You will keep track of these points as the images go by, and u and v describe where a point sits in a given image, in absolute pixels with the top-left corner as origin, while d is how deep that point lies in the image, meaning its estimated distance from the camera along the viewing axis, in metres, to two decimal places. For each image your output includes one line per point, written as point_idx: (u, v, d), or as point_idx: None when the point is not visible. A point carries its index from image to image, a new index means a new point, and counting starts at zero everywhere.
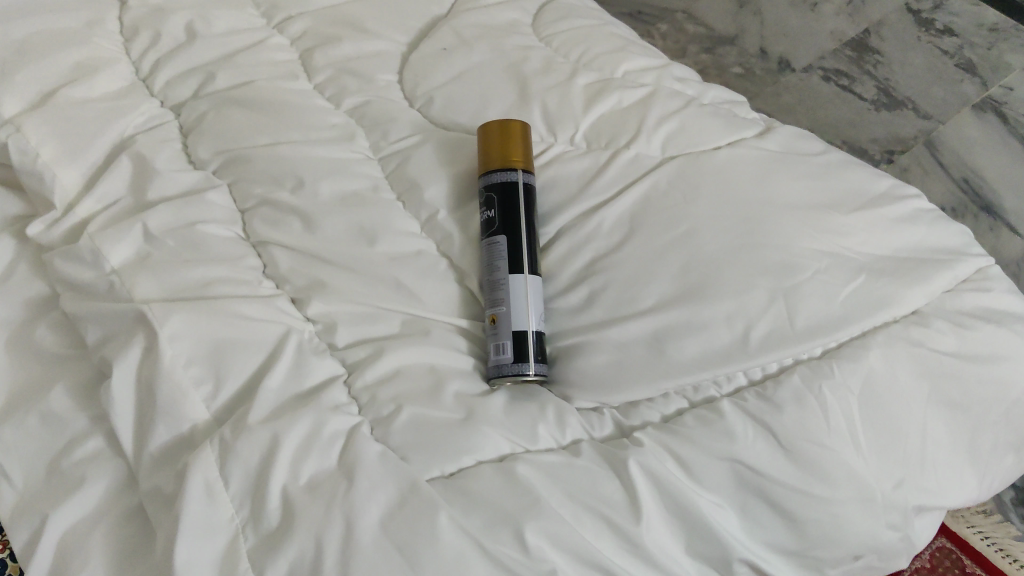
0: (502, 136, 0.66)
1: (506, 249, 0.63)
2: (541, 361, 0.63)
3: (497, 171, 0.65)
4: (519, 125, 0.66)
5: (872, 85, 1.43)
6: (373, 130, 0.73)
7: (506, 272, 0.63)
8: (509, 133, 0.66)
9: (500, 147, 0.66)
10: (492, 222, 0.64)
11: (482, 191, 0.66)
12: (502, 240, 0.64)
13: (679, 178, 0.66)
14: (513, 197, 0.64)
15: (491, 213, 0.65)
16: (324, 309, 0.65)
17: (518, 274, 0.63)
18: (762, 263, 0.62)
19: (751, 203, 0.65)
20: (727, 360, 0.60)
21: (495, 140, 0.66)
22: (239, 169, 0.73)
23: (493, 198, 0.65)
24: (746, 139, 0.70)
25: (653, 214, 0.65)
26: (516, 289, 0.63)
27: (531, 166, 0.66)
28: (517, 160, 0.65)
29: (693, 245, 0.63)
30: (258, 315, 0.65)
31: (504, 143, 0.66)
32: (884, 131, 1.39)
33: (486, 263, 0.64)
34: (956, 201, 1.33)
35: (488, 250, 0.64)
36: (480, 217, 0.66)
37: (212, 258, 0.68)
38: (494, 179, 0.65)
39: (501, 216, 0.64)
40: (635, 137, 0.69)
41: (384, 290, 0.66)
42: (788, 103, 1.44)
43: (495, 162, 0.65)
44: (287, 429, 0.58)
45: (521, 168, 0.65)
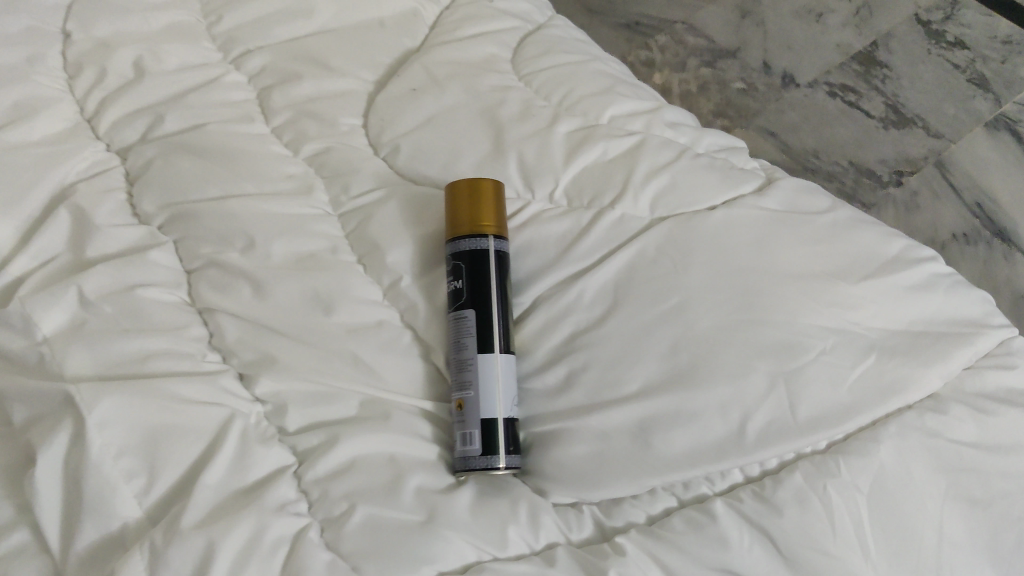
0: (471, 197, 0.59)
1: (475, 325, 0.57)
2: (513, 451, 0.56)
3: (466, 236, 0.58)
4: (490, 184, 0.59)
5: (880, 101, 1.30)
6: (334, 183, 0.66)
7: (475, 351, 0.56)
8: (479, 193, 0.59)
9: (469, 209, 0.59)
10: (459, 293, 0.58)
11: (449, 258, 0.59)
12: (471, 314, 0.57)
13: (669, 243, 0.59)
14: (483, 266, 0.58)
15: (459, 283, 0.58)
16: (273, 388, 0.59)
17: (488, 353, 0.56)
18: (760, 343, 0.56)
19: (748, 274, 0.58)
20: (720, 456, 0.54)
21: (463, 201, 0.59)
22: (186, 225, 0.66)
23: (461, 267, 0.58)
24: (744, 195, 0.63)
25: (640, 284, 0.58)
26: (485, 371, 0.56)
27: (504, 230, 0.59)
28: (488, 224, 0.59)
29: (684, 321, 0.57)
30: (200, 396, 0.58)
31: (473, 205, 0.59)
32: (893, 151, 1.26)
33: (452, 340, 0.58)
34: (968, 227, 1.21)
35: (455, 326, 0.58)
36: (447, 287, 0.59)
37: (152, 327, 0.61)
38: (462, 245, 0.58)
39: (470, 288, 0.57)
40: (622, 194, 0.62)
41: (340, 367, 0.60)
42: (791, 121, 1.31)
43: (463, 227, 0.59)
44: (226, 534, 0.50)
45: (492, 233, 0.58)
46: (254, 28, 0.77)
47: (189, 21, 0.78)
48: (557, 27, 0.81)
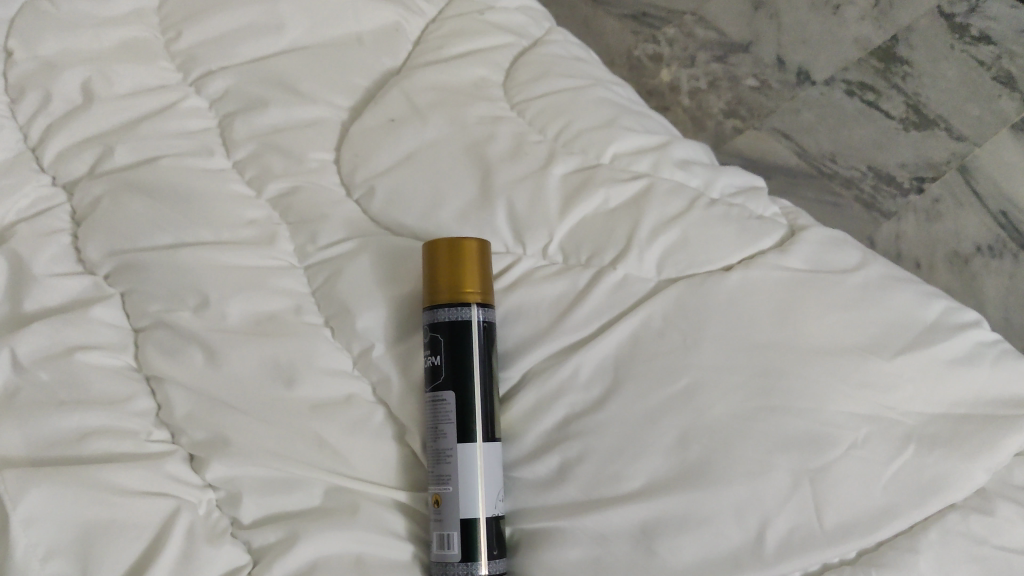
0: (450, 258, 0.51)
1: (454, 411, 0.50)
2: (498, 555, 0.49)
3: (444, 305, 0.51)
4: (472, 244, 0.51)
5: (901, 99, 0.97)
6: (300, 230, 0.59)
7: (454, 441, 0.49)
8: (458, 254, 0.51)
9: (448, 273, 0.51)
10: (438, 371, 0.50)
11: (426, 329, 0.52)
12: (450, 397, 0.50)
13: (678, 312, 0.52)
14: (465, 340, 0.50)
15: (438, 359, 0.50)
16: (226, 474, 0.52)
17: (469, 444, 0.49)
18: (782, 435, 0.49)
19: (769, 350, 0.50)
20: (735, 569, 0.46)
21: (441, 262, 0.51)
22: (135, 276, 0.59)
23: (440, 340, 0.51)
24: (765, 252, 0.56)
25: (645, 362, 0.51)
26: (466, 465, 0.49)
27: (489, 297, 0.52)
28: (469, 291, 0.51)
29: (695, 408, 0.49)
30: (144, 486, 0.51)
31: (452, 268, 0.51)
32: (913, 155, 0.96)
33: (429, 424, 0.50)
34: (993, 238, 0.92)
35: (432, 408, 0.50)
36: (424, 361, 0.52)
37: (93, 399, 0.54)
38: (440, 316, 0.51)
39: (451, 366, 0.50)
40: (625, 251, 0.54)
41: (302, 450, 0.53)
42: (807, 123, 0.99)
43: (442, 293, 0.51)
44: None
45: (474, 301, 0.51)
46: (217, 45, 0.69)
47: (146, 35, 0.70)
48: (555, 43, 0.72)
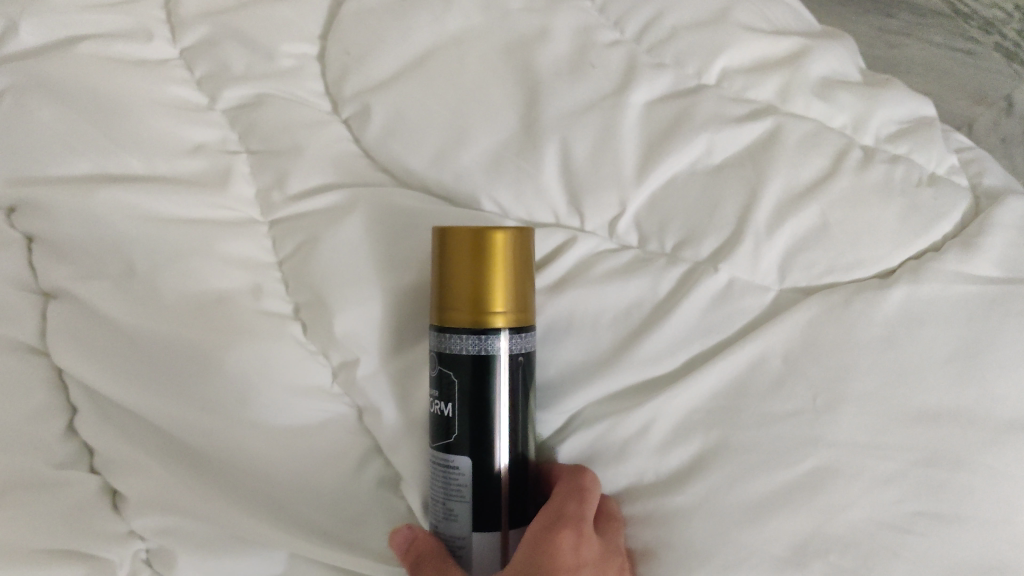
0: (470, 257, 0.32)
1: (470, 487, 0.33)
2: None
3: (461, 330, 0.33)
4: (502, 234, 0.32)
5: None
6: (264, 167, 0.42)
7: (468, 529, 0.34)
8: (483, 250, 0.32)
9: (467, 279, 0.32)
10: (449, 425, 0.34)
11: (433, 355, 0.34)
12: (467, 466, 0.34)
13: (809, 349, 0.35)
14: (490, 383, 0.33)
15: (449, 409, 0.33)
16: (157, 525, 0.39)
17: (491, 533, 0.34)
18: (950, 559, 0.33)
19: (938, 424, 0.33)
20: None
21: (458, 261, 0.32)
22: (37, 221, 0.42)
23: (452, 380, 0.33)
24: (941, 248, 0.37)
25: (749, 431, 0.34)
26: (484, 561, 0.34)
27: (527, 314, 0.33)
28: (499, 310, 0.32)
29: (823, 506, 0.33)
30: (37, 543, 0.39)
31: (474, 275, 0.32)
32: None
33: (436, 495, 0.35)
34: None
35: (439, 475, 0.34)
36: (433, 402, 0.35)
37: None
38: (455, 345, 0.33)
39: (468, 420, 0.33)
40: (733, 240, 0.36)
41: (261, 496, 0.39)
42: None
43: (456, 311, 0.33)
44: None
45: (505, 324, 0.32)
46: None
47: None
48: None
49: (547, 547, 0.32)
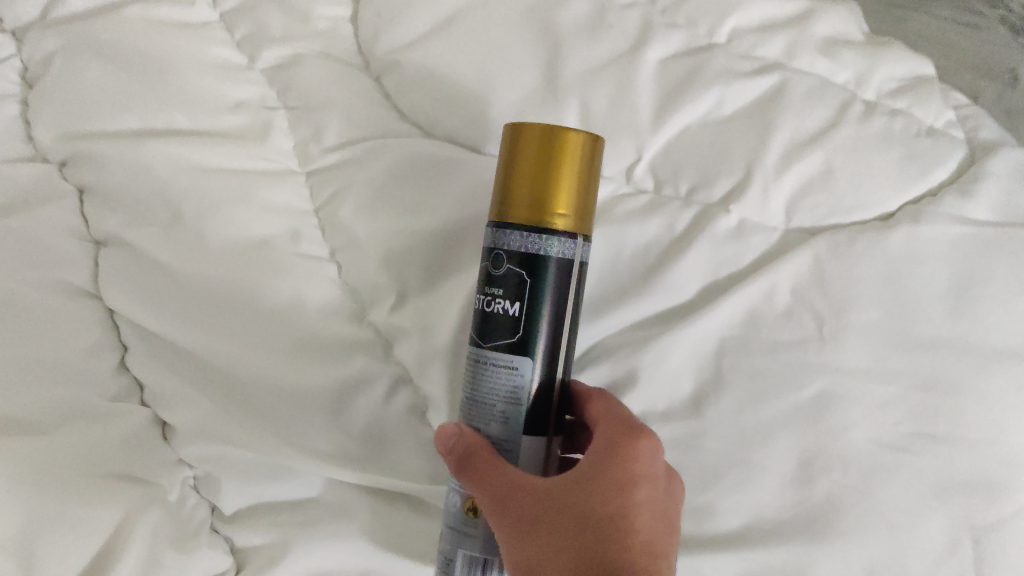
0: (540, 154, 0.32)
1: (529, 391, 0.33)
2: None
3: (521, 227, 0.32)
4: (578, 138, 0.32)
5: None
6: (301, 120, 0.44)
7: (518, 432, 0.33)
8: (554, 152, 0.32)
9: (534, 177, 0.32)
10: (514, 325, 0.32)
11: (492, 253, 0.33)
12: (526, 369, 0.33)
13: (817, 283, 0.37)
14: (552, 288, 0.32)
15: (514, 308, 0.32)
16: (204, 451, 0.41)
17: (538, 438, 0.34)
18: (945, 475, 0.35)
19: (937, 353, 0.36)
20: None
21: (526, 157, 0.32)
22: (87, 171, 0.45)
23: (520, 278, 0.32)
24: (938, 192, 0.40)
25: (760, 358, 0.37)
26: (530, 466, 0.34)
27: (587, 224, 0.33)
28: (563, 215, 0.32)
29: (828, 427, 0.36)
30: (92, 467, 0.41)
31: (543, 174, 0.31)
32: None
33: (480, 397, 0.33)
34: None
35: (490, 376, 0.33)
36: (480, 299, 0.33)
37: (46, 341, 0.43)
38: (518, 243, 0.32)
39: (536, 324, 0.32)
40: (742, 184, 0.39)
41: (299, 426, 0.42)
42: None
43: (519, 207, 0.32)
44: None
45: (567, 230, 0.32)
46: None
47: None
48: None
49: (627, 451, 0.33)
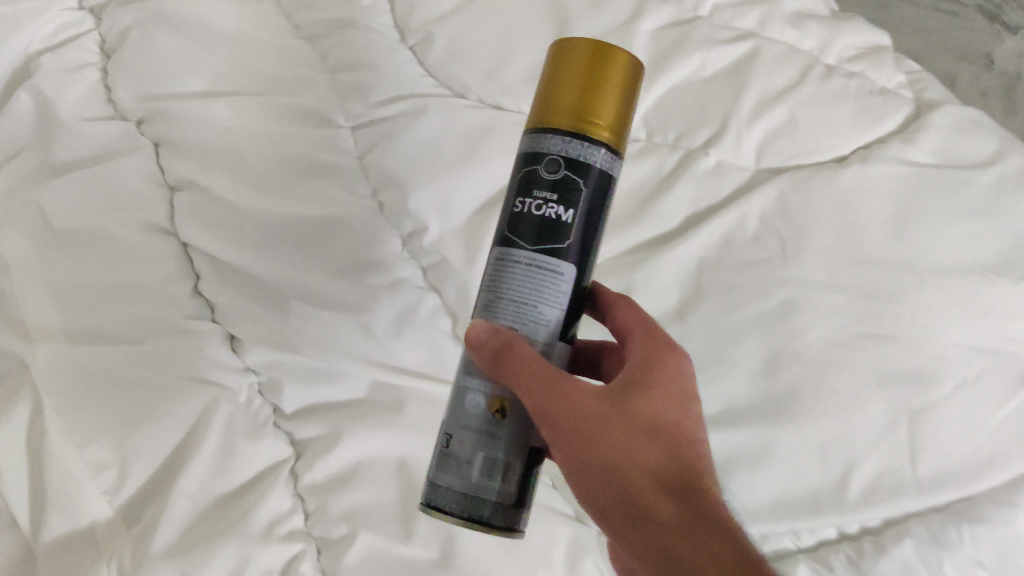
0: (590, 64, 0.32)
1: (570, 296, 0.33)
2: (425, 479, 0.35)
3: (564, 132, 0.32)
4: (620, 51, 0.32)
5: None
6: (347, 83, 0.52)
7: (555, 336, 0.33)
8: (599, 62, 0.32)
9: (583, 85, 0.32)
10: (560, 229, 0.32)
11: (536, 160, 0.33)
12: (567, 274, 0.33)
13: (779, 212, 0.45)
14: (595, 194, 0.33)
15: (562, 213, 0.32)
16: (268, 358, 0.49)
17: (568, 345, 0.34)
18: (885, 367, 0.43)
19: (881, 268, 0.44)
20: (816, 510, 0.42)
21: (574, 66, 0.32)
22: (165, 126, 0.53)
23: (566, 182, 0.32)
24: (884, 140, 0.47)
25: (733, 272, 0.44)
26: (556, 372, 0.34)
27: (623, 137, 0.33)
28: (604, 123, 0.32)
29: (789, 329, 0.43)
30: (176, 372, 0.48)
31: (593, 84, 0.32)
32: None
33: (519, 294, 0.33)
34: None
35: (533, 275, 0.33)
36: (520, 200, 0.33)
37: (132, 268, 0.51)
38: (567, 148, 0.32)
39: (585, 230, 0.33)
40: (720, 131, 0.47)
41: (348, 336, 0.49)
42: None
43: (562, 112, 0.32)
44: (200, 568, 0.43)
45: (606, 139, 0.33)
46: None
47: None
48: None
49: (672, 366, 0.35)
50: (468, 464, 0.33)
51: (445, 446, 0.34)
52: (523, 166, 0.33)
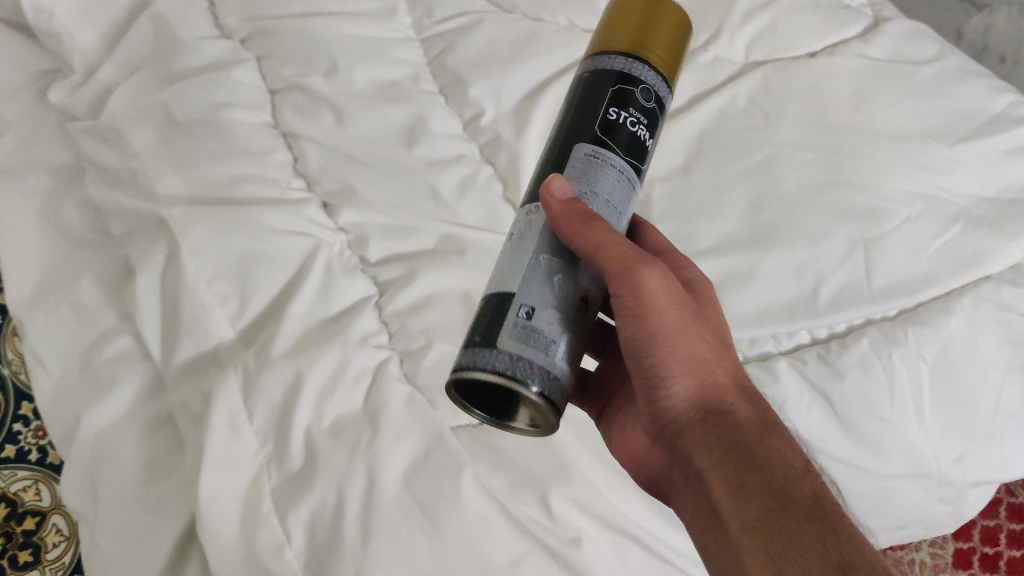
0: (646, 9, 0.42)
1: (621, 190, 0.41)
2: (484, 343, 0.38)
3: (624, 55, 0.41)
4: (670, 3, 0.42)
5: None
6: (416, 6, 0.70)
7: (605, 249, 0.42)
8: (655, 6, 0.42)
9: (637, 21, 0.42)
10: (619, 131, 0.41)
11: (602, 79, 0.41)
12: (622, 167, 0.41)
13: (762, 93, 0.61)
14: (647, 108, 0.41)
15: (623, 118, 0.41)
16: (355, 219, 0.61)
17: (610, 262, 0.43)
18: (844, 207, 0.56)
19: (841, 133, 0.59)
20: (791, 317, 0.54)
21: (633, 8, 0.42)
22: (265, 41, 0.68)
23: (627, 95, 0.41)
24: (848, 40, 0.64)
25: (726, 136, 0.59)
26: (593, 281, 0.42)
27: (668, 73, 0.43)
28: (652, 50, 0.41)
29: (770, 178, 0.57)
30: (283, 227, 0.60)
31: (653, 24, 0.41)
32: None
33: (596, 192, 0.40)
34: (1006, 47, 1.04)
35: (595, 164, 0.40)
36: (609, 110, 0.41)
37: (239, 151, 0.63)
38: (626, 65, 0.41)
39: (639, 137, 0.41)
40: (718, 32, 0.63)
41: (419, 199, 0.62)
42: None
43: (620, 40, 0.42)
44: (312, 364, 0.55)
45: (654, 66, 0.42)
46: None
47: None
48: None
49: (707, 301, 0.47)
50: (551, 341, 0.38)
51: (524, 320, 0.38)
52: (606, 82, 0.41)
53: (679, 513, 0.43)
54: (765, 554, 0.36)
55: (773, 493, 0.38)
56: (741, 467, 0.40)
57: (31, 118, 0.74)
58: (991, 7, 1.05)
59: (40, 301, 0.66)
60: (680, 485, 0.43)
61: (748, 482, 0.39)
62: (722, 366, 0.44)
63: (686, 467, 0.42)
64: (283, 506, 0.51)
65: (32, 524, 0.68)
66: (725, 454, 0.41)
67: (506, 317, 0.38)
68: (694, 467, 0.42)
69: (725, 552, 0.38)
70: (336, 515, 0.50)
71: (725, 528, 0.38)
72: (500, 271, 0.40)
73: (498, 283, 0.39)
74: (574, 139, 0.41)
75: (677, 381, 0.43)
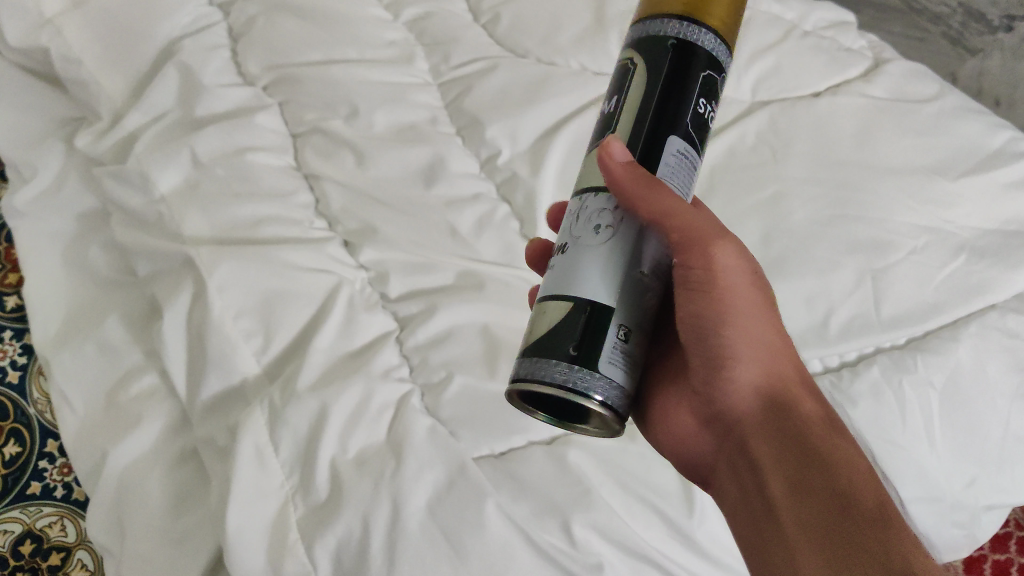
0: None
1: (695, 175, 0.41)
2: (577, 360, 0.37)
3: (694, 24, 0.38)
4: None
5: None
6: (433, 52, 0.73)
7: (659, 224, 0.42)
8: None
9: None
10: (699, 118, 0.39)
11: (677, 54, 0.38)
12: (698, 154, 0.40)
13: (769, 131, 0.63)
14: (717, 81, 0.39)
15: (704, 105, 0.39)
16: (376, 257, 0.63)
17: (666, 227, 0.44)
18: (852, 240, 0.58)
19: (847, 168, 0.61)
20: (804, 344, 0.55)
21: None
22: (288, 88, 0.70)
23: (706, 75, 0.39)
24: (849, 81, 0.67)
25: (735, 172, 0.61)
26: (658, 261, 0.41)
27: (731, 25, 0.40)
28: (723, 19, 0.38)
29: (779, 212, 0.59)
30: (305, 264, 0.62)
31: None
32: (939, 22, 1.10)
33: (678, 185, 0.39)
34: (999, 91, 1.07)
35: (682, 162, 0.39)
36: (700, 102, 0.39)
37: (262, 193, 0.65)
38: (694, 37, 0.38)
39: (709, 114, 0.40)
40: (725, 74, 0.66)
41: (436, 235, 0.64)
42: None
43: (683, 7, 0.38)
44: (337, 396, 0.56)
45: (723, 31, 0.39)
46: None
47: None
48: None
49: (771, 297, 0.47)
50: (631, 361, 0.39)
51: (620, 343, 0.38)
52: (695, 66, 0.38)
53: (721, 497, 0.46)
54: (819, 552, 0.38)
55: (834, 492, 0.40)
56: (803, 464, 0.42)
57: (58, 164, 0.76)
58: (985, 52, 1.07)
59: (67, 341, 0.68)
60: (728, 471, 0.45)
61: (809, 478, 0.41)
62: (788, 358, 0.46)
63: (740, 453, 0.44)
64: (310, 536, 0.52)
65: (57, 559, 0.69)
66: (787, 447, 0.43)
67: (605, 337, 0.38)
68: (752, 458, 0.43)
69: (780, 545, 0.40)
70: (361, 544, 0.51)
71: (778, 522, 0.41)
72: (571, 269, 0.38)
73: (579, 288, 0.38)
74: (662, 133, 0.39)
75: (742, 364, 0.44)
